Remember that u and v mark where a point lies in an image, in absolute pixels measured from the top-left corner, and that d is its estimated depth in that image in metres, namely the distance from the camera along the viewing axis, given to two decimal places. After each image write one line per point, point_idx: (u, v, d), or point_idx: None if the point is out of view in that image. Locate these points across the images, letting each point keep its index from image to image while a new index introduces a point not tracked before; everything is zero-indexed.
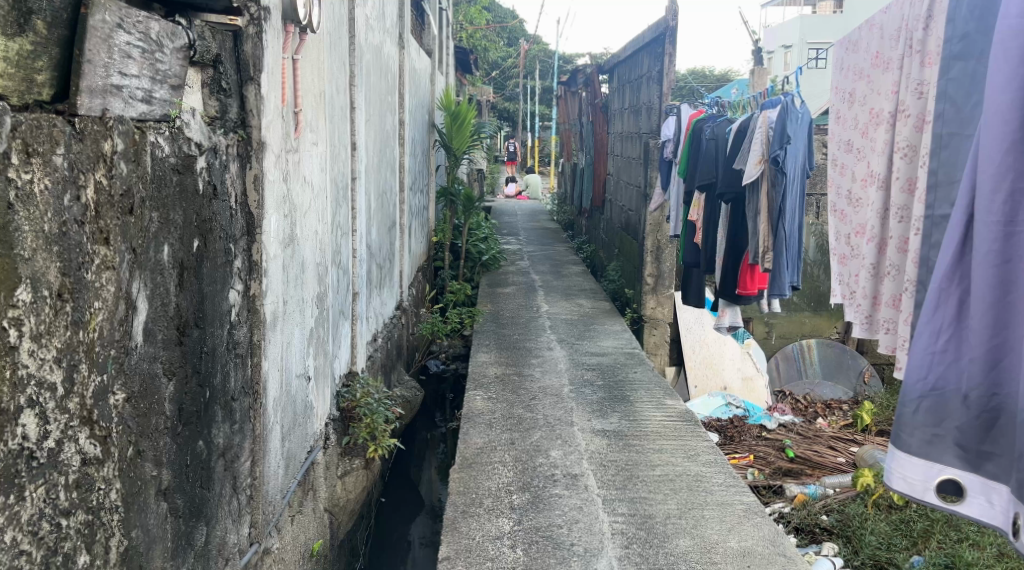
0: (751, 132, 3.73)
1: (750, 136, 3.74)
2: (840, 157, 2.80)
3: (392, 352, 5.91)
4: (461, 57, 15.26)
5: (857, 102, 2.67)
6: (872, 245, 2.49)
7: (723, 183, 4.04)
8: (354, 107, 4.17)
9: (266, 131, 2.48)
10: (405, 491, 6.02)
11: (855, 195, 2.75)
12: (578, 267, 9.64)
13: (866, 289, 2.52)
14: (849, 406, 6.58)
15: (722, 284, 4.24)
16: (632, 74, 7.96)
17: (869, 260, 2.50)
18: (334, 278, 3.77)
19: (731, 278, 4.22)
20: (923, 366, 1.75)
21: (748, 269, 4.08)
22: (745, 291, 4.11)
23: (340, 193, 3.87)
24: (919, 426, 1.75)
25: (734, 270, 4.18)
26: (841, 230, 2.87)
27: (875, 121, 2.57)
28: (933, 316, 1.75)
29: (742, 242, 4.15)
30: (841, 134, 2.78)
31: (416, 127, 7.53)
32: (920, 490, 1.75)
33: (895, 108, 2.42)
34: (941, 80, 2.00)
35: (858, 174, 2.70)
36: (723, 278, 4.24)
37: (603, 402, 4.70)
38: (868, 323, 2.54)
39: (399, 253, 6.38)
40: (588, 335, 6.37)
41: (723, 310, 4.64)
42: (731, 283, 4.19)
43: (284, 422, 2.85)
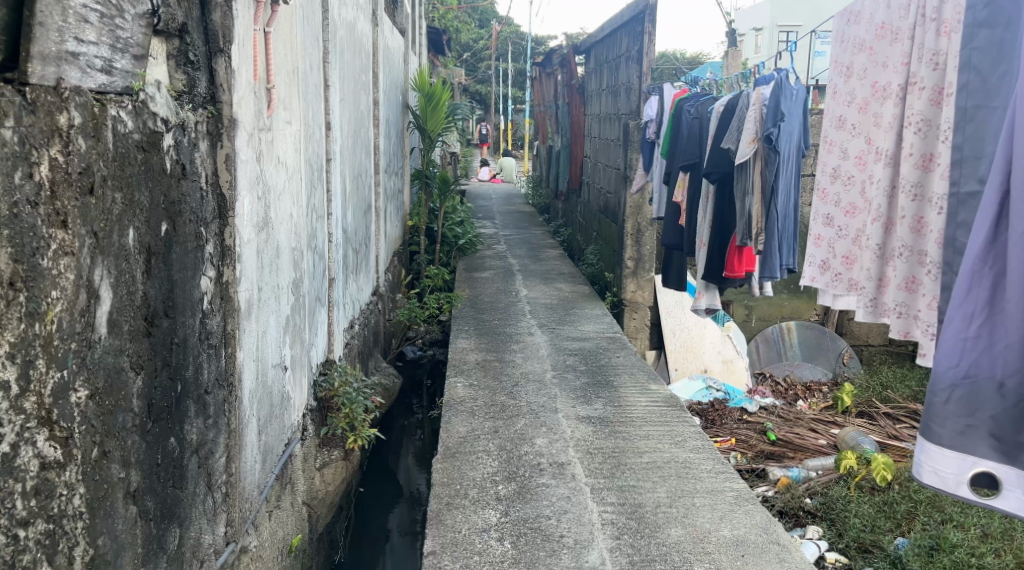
0: (740, 111, 3.66)
1: (738, 114, 3.66)
2: (830, 134, 2.70)
3: (369, 339, 5.79)
4: (434, 37, 15.07)
5: (855, 76, 2.58)
6: (879, 225, 2.42)
7: (708, 162, 3.91)
8: (328, 85, 4.02)
9: (237, 107, 2.34)
10: (383, 481, 5.91)
11: (842, 173, 2.67)
12: (555, 251, 9.54)
13: (871, 271, 2.44)
14: (829, 388, 6.56)
15: (707, 266, 4.14)
16: (610, 54, 7.85)
17: (875, 241, 2.43)
18: (310, 263, 3.64)
19: (717, 262, 4.13)
20: (954, 354, 1.68)
21: (736, 252, 3.98)
22: (734, 275, 4.00)
23: (315, 174, 3.73)
24: (951, 417, 1.68)
25: (722, 252, 4.09)
26: (820, 210, 2.78)
27: (879, 95, 2.49)
28: (964, 301, 1.68)
29: (730, 224, 4.04)
30: (835, 109, 2.68)
31: (390, 108, 7.36)
32: (953, 483, 1.68)
33: (907, 81, 2.35)
34: (965, 49, 1.99)
35: (852, 151, 2.62)
36: (709, 261, 4.14)
37: (586, 387, 4.61)
38: (872, 307, 2.46)
39: (374, 237, 6.23)
40: (569, 320, 6.29)
41: (700, 292, 4.43)
42: (716, 266, 4.10)
43: (261, 414, 2.72)
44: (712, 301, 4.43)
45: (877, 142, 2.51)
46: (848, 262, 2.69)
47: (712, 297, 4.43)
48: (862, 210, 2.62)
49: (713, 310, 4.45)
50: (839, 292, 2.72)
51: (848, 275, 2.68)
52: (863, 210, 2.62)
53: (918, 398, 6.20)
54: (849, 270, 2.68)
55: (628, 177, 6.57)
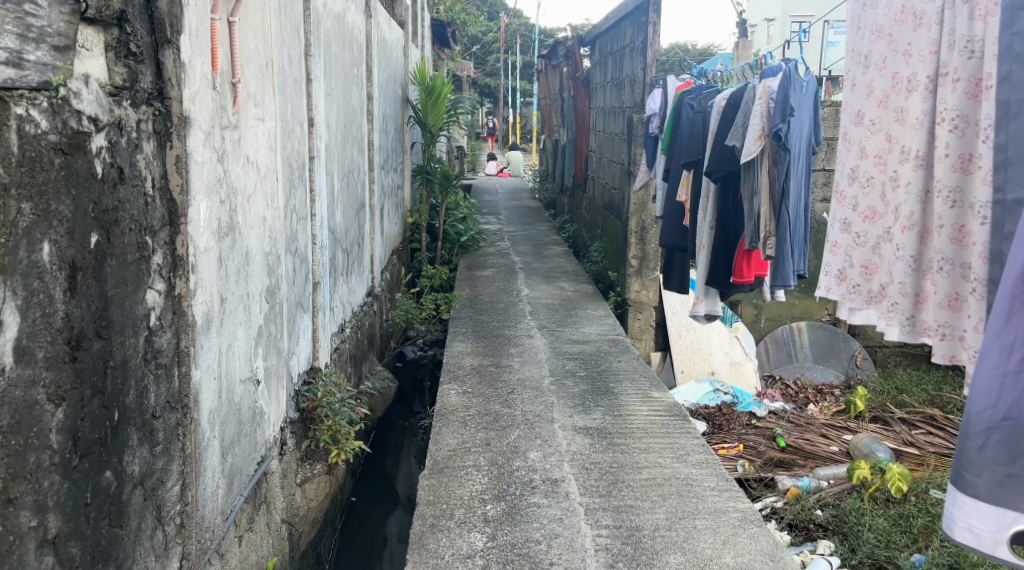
0: (744, 105, 3.42)
1: (742, 110, 3.42)
2: (849, 130, 2.47)
3: (363, 342, 5.61)
4: (438, 30, 14.86)
5: (873, 66, 2.35)
6: (912, 234, 2.19)
7: (711, 161, 3.68)
8: (311, 79, 3.83)
9: (189, 103, 2.14)
10: (380, 486, 5.73)
11: (860, 174, 2.44)
12: (560, 248, 9.32)
13: (906, 285, 2.21)
14: (841, 391, 6.33)
15: (713, 271, 3.93)
16: (615, 46, 7.62)
17: (909, 252, 2.20)
18: (289, 268, 3.44)
19: (724, 267, 3.91)
20: (993, 391, 1.49)
21: (744, 256, 3.71)
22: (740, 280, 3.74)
23: (294, 173, 3.54)
24: (988, 465, 1.48)
25: (729, 256, 3.86)
26: (838, 215, 2.53)
27: (903, 87, 2.26)
28: (1003, 330, 1.50)
29: (734, 225, 3.82)
30: (852, 103, 2.45)
31: (388, 102, 7.17)
32: (990, 544, 1.48)
33: (936, 71, 2.13)
34: (1005, 35, 1.80)
35: (872, 150, 2.39)
36: (715, 266, 3.92)
37: (585, 395, 4.40)
38: (910, 325, 2.24)
39: (370, 236, 6.05)
40: (571, 321, 6.08)
41: (699, 297, 4.16)
42: (724, 271, 3.88)
43: (226, 435, 2.53)
44: (712, 307, 4.17)
45: (901, 140, 2.29)
46: (868, 272, 2.44)
47: (712, 302, 4.16)
48: (883, 215, 2.38)
49: (713, 317, 4.19)
50: (857, 304, 2.46)
51: (868, 286, 2.43)
52: (884, 214, 2.38)
53: (935, 403, 5.93)
54: (869, 281, 2.44)
55: (632, 173, 6.35)
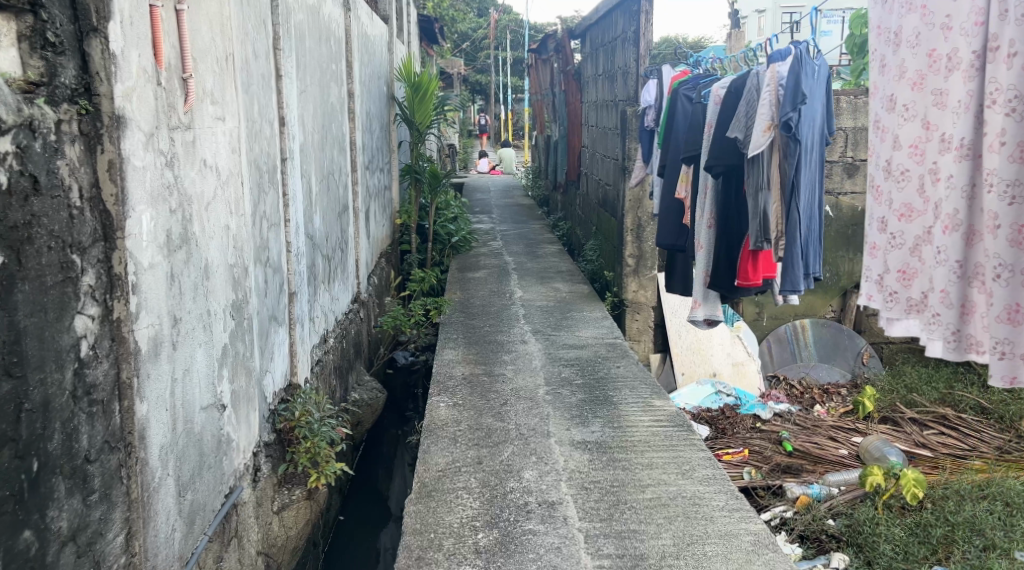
0: (746, 94, 3.18)
1: (744, 99, 3.18)
2: (881, 117, 2.31)
3: (349, 352, 5.37)
4: (426, 27, 14.61)
5: (904, 43, 2.19)
6: (958, 236, 2.04)
7: (710, 154, 3.41)
8: (281, 75, 3.59)
9: (123, 100, 1.89)
10: (371, 498, 5.48)
11: (895, 167, 2.27)
12: (554, 247, 9.06)
13: (952, 296, 2.07)
14: (848, 391, 6.08)
15: (716, 275, 3.61)
16: (606, 37, 7.36)
17: (955, 257, 2.05)
18: (258, 279, 3.19)
19: (727, 271, 3.60)
20: None
21: (749, 257, 3.44)
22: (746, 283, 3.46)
23: (263, 177, 3.29)
24: None
25: (733, 260, 3.56)
26: (873, 213, 2.37)
27: (941, 66, 2.10)
28: None
29: (737, 222, 3.55)
30: (883, 86, 2.29)
31: (371, 100, 6.93)
32: None
33: (981, 49, 1.97)
34: None
35: (905, 139, 2.22)
36: (716, 270, 3.62)
37: (582, 406, 4.14)
38: (957, 340, 2.08)
39: (354, 240, 5.80)
40: (566, 324, 5.83)
41: (697, 301, 3.90)
42: (726, 274, 3.56)
43: (183, 470, 2.27)
44: (712, 311, 3.90)
45: (940, 127, 2.12)
46: (905, 278, 2.27)
47: (712, 306, 3.90)
48: (921, 213, 2.22)
49: (713, 321, 3.93)
50: (894, 315, 2.30)
51: (905, 294, 2.27)
52: (922, 212, 2.22)
53: (946, 402, 5.69)
54: (906, 287, 2.27)
55: (626, 169, 6.11)
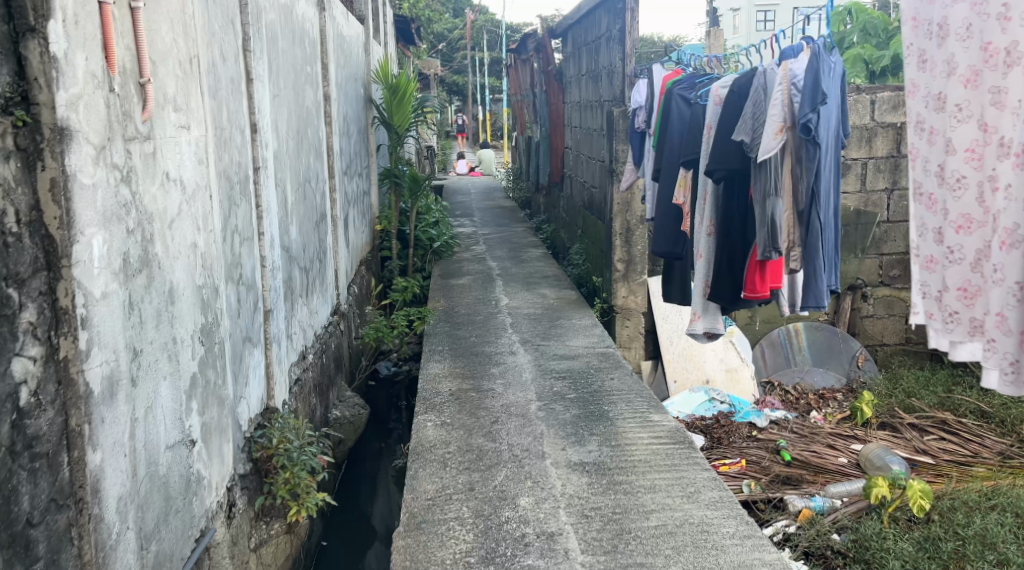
0: (754, 95, 3.07)
1: (752, 100, 3.07)
2: (931, 119, 2.35)
3: (328, 367, 5.15)
4: (402, 27, 14.37)
5: (953, 38, 2.24)
6: (1017, 254, 2.07)
7: (711, 158, 3.25)
8: (253, 79, 3.36)
9: (69, 108, 1.68)
10: (355, 515, 5.27)
11: (949, 174, 2.31)
12: (538, 251, 8.85)
13: (1013, 320, 2.10)
14: (844, 396, 5.89)
15: (719, 286, 3.47)
16: (589, 35, 7.17)
17: (1013, 278, 2.08)
18: (230, 299, 2.97)
19: (730, 281, 3.46)
20: None
21: (756, 268, 3.25)
22: (751, 296, 3.28)
23: (233, 189, 3.06)
24: None
25: (735, 271, 3.40)
26: (930, 223, 2.41)
27: (995, 63, 2.13)
28: None
29: (739, 229, 3.37)
30: (930, 85, 2.34)
31: (348, 102, 6.70)
32: None
33: None
34: None
35: (960, 145, 2.26)
36: (720, 278, 3.47)
37: (577, 423, 3.94)
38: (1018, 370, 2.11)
39: (333, 249, 5.57)
40: (555, 333, 5.63)
41: (696, 314, 3.72)
42: (730, 286, 3.43)
43: (148, 519, 2.05)
44: (713, 324, 3.71)
45: (998, 130, 2.15)
46: (966, 296, 2.31)
47: (712, 319, 3.71)
48: (980, 224, 2.25)
49: (714, 334, 3.75)
50: (957, 336, 2.34)
51: (968, 314, 2.31)
52: (981, 223, 2.25)
53: (945, 406, 5.53)
54: (969, 306, 2.30)
55: (614, 171, 5.92)
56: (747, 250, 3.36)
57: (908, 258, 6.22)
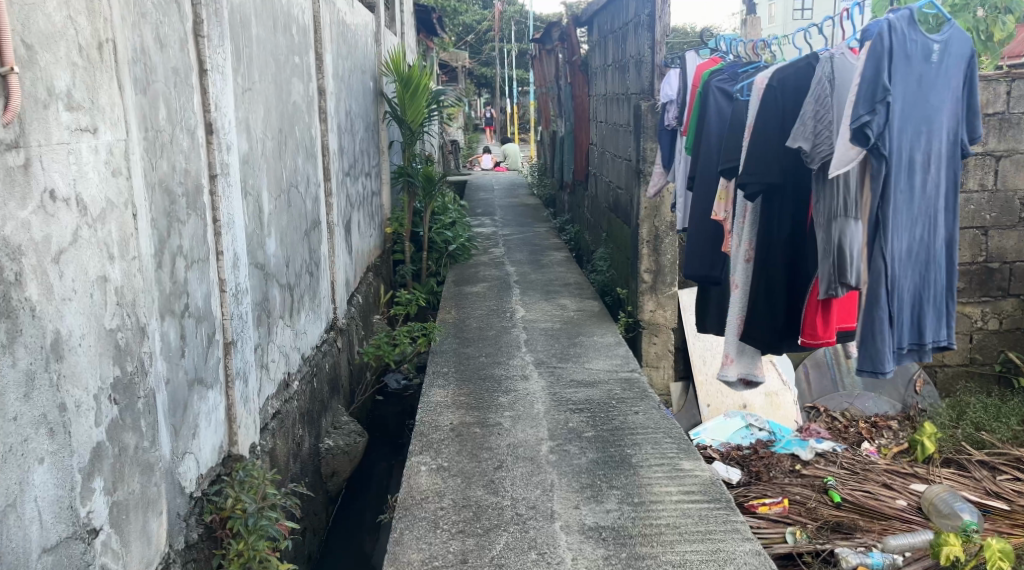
0: (817, 88, 2.60)
1: (815, 94, 2.60)
2: None
3: (321, 390, 4.65)
4: (422, 17, 13.84)
5: None
6: None
7: (745, 164, 2.78)
8: (209, 69, 2.83)
9: None
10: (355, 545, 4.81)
11: None
12: (560, 255, 8.27)
13: None
14: (900, 425, 5.24)
15: (754, 322, 2.97)
16: (616, 22, 6.58)
17: None
18: (170, 335, 2.46)
19: (768, 319, 2.95)
20: None
21: (818, 309, 2.76)
22: (808, 342, 2.81)
23: (176, 201, 2.55)
24: None
25: (773, 303, 2.92)
26: None
27: None
28: None
29: (787, 256, 2.90)
30: None
31: (353, 97, 6.19)
32: None
33: None
34: None
35: None
36: (760, 318, 2.95)
37: (594, 470, 3.38)
38: None
39: (330, 258, 5.07)
40: (574, 352, 5.06)
41: (729, 356, 3.13)
42: (772, 327, 2.94)
43: None
44: (749, 369, 3.11)
45: None
46: None
47: (748, 362, 3.12)
48: None
49: (750, 382, 3.15)
50: None
51: None
52: None
53: (1020, 441, 4.86)
54: None
55: (642, 173, 5.35)
56: (796, 285, 2.89)
57: (973, 269, 5.47)
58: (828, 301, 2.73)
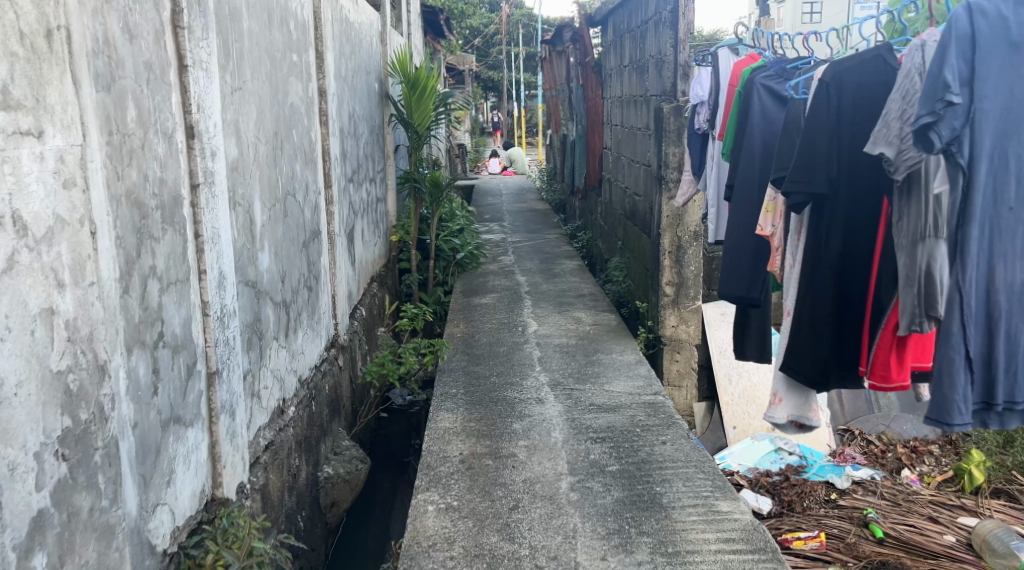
0: (905, 83, 2.25)
1: (903, 90, 2.25)
2: None
3: (321, 413, 4.32)
4: (428, 18, 13.52)
5: None
6: None
7: (792, 171, 2.50)
8: (191, 64, 2.50)
9: None
10: None
11: None
12: (573, 263, 7.94)
13: None
14: (942, 450, 4.86)
15: (795, 350, 2.68)
16: (634, 20, 6.24)
17: None
18: (140, 372, 2.13)
19: (819, 355, 2.62)
20: None
21: (893, 346, 2.42)
22: (878, 385, 2.46)
23: (149, 216, 2.22)
24: None
25: (819, 333, 2.60)
26: None
27: None
28: None
29: (846, 280, 2.57)
30: None
31: (357, 100, 5.87)
32: None
33: None
34: None
35: None
36: (808, 351, 2.64)
37: (620, 513, 3.03)
38: None
39: (331, 270, 4.75)
40: (592, 372, 4.72)
41: (778, 396, 2.79)
42: (814, 359, 2.63)
43: None
44: (800, 411, 2.75)
45: None
46: None
47: (799, 405, 2.76)
48: None
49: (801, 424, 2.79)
50: None
51: None
52: None
53: None
54: None
55: (664, 179, 5.01)
56: (844, 312, 2.58)
57: None
58: (907, 338, 2.39)
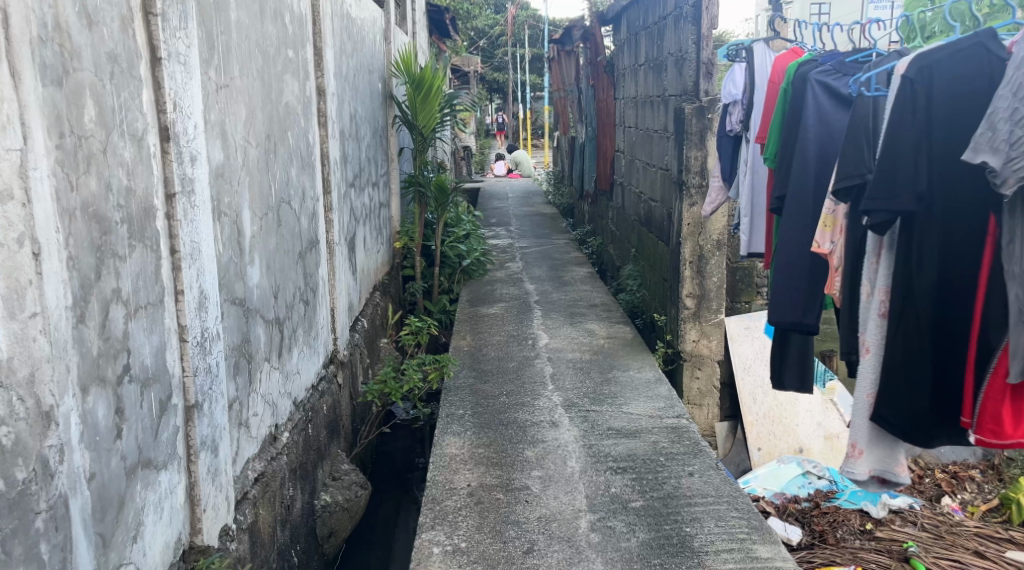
0: (1013, 77, 1.98)
1: (1011, 86, 1.98)
2: None
3: (318, 436, 4.02)
4: (434, 17, 13.21)
5: None
6: None
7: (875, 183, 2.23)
8: (167, 56, 2.20)
9: None
10: None
11: None
12: (582, 270, 7.63)
13: None
14: (983, 476, 4.56)
15: (886, 392, 2.38)
16: (650, 17, 5.93)
17: None
18: (96, 412, 1.82)
19: (924, 408, 2.31)
20: None
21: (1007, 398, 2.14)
22: (987, 441, 2.18)
23: (111, 231, 1.91)
24: None
25: (908, 366, 2.31)
26: None
27: None
28: None
29: (940, 309, 2.27)
30: None
31: (359, 100, 5.56)
32: None
33: None
34: None
35: None
36: (894, 394, 2.36)
37: (645, 560, 2.72)
38: None
39: (330, 282, 4.45)
40: (608, 391, 4.41)
41: (858, 447, 2.48)
42: (909, 408, 2.32)
43: None
44: (884, 465, 2.46)
45: None
46: None
47: (882, 458, 2.46)
48: None
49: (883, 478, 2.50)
50: None
51: None
52: None
53: None
54: None
55: (685, 185, 4.70)
56: (938, 346, 2.29)
57: None
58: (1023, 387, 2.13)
